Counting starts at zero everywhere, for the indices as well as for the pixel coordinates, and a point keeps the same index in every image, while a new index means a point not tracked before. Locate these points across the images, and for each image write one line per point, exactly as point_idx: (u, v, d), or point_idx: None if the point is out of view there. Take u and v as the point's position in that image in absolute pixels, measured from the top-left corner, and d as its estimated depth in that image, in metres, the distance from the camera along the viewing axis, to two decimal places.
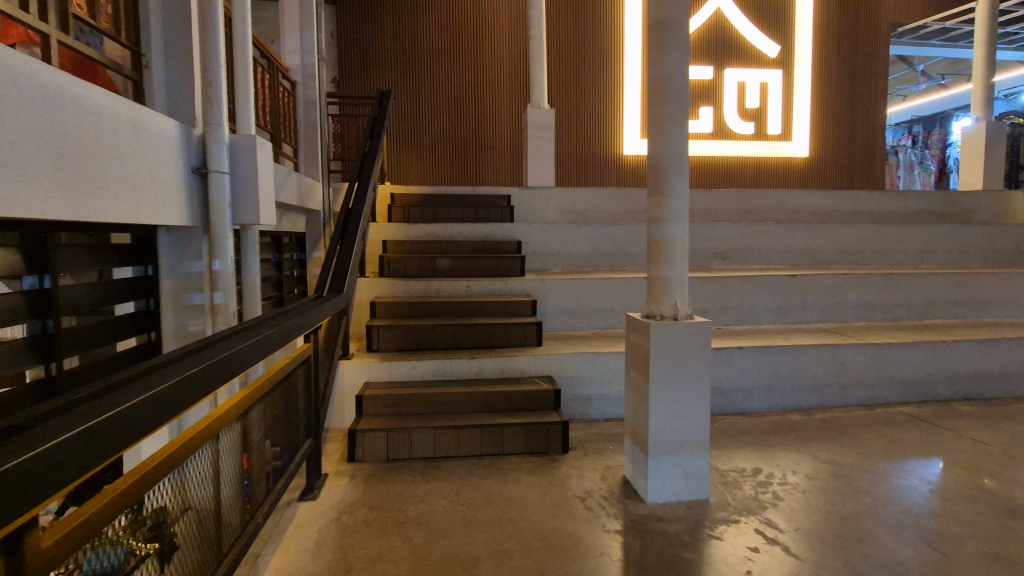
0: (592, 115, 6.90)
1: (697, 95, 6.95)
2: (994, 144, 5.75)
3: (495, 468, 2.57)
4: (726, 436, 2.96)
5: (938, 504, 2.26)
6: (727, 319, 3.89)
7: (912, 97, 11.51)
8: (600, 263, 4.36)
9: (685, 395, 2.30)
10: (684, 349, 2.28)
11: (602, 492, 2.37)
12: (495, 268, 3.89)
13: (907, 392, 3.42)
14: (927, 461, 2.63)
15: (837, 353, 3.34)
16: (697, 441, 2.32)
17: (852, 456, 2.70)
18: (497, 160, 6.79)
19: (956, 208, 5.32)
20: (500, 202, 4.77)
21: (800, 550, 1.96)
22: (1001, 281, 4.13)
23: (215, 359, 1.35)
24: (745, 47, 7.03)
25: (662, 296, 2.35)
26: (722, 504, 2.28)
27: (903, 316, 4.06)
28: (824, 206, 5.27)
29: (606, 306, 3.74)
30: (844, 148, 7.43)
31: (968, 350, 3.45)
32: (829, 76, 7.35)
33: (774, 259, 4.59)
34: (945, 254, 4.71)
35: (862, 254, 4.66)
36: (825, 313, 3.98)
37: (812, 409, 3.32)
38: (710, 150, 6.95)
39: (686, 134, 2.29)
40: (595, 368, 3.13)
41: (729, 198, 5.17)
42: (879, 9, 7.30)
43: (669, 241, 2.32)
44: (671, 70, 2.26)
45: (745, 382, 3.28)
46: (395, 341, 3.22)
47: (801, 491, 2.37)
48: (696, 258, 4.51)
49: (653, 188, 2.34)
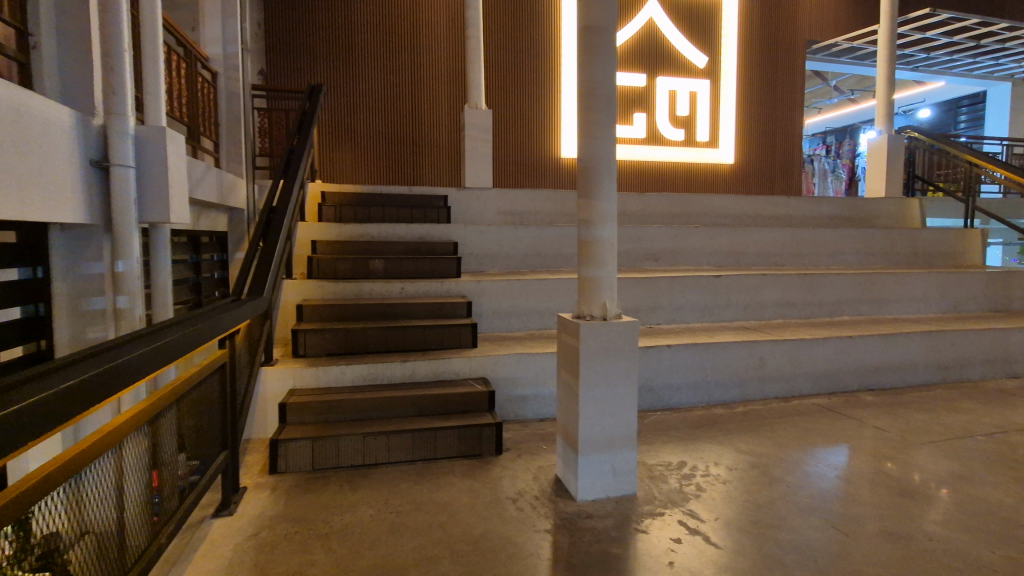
0: (530, 117, 6.95)
1: (632, 101, 7.17)
2: (894, 155, 6.29)
3: (427, 472, 2.53)
4: (654, 431, 3.06)
5: (844, 488, 2.43)
6: (657, 318, 4.02)
7: (826, 109, 12.40)
8: (537, 264, 4.40)
9: (614, 394, 2.36)
10: (613, 348, 2.33)
11: (533, 492, 2.38)
12: (430, 269, 3.84)
13: (819, 384, 3.67)
14: (835, 449, 2.83)
15: (758, 349, 3.53)
16: (625, 438, 2.38)
17: (769, 447, 2.86)
18: (436, 160, 6.71)
19: (863, 213, 5.76)
20: (437, 202, 4.72)
21: (719, 539, 2.05)
22: (899, 280, 4.52)
23: (116, 363, 1.24)
24: (676, 56, 7.32)
25: (592, 296, 2.38)
26: (649, 498, 2.35)
27: (816, 313, 4.36)
28: (747, 210, 5.58)
29: (542, 306, 3.78)
30: (766, 156, 7.89)
31: (871, 344, 3.74)
32: (752, 87, 7.79)
33: (702, 260, 4.80)
34: (853, 255, 5.11)
35: (780, 255, 4.96)
36: (747, 311, 4.20)
37: (734, 403, 3.49)
38: (644, 155, 7.18)
39: (614, 138, 2.35)
40: (530, 369, 3.15)
41: (660, 201, 5.36)
42: (796, 27, 7.82)
43: (597, 243, 2.36)
44: (600, 75, 2.31)
45: (673, 379, 3.40)
46: (323, 345, 3.10)
47: (722, 481, 2.49)
48: (629, 260, 4.64)
49: (583, 190, 2.38)
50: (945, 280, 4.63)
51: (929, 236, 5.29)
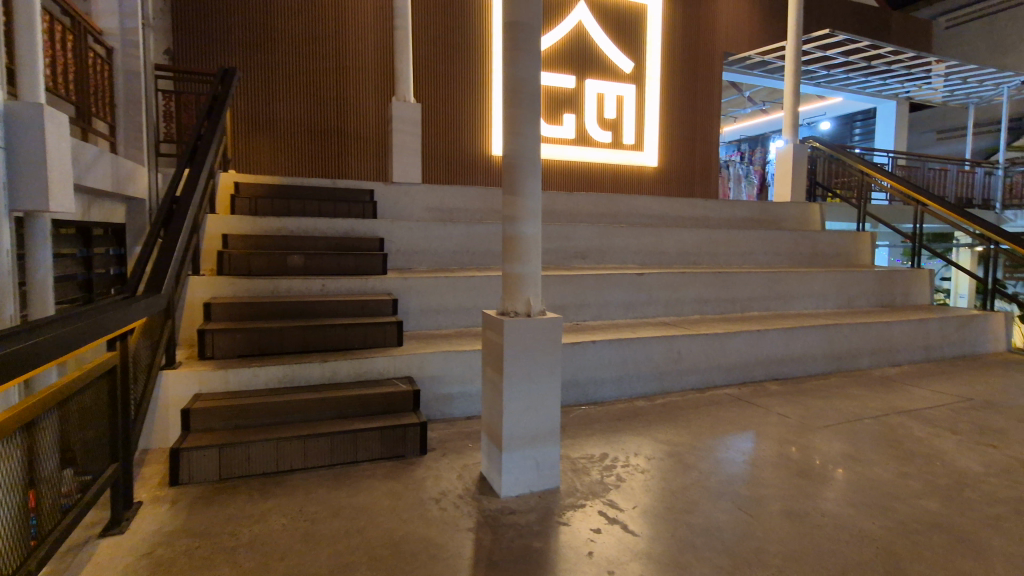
0: (461, 113, 6.89)
1: (561, 102, 7.29)
2: (798, 162, 6.81)
3: (347, 476, 2.43)
4: (579, 425, 3.13)
5: (750, 471, 2.60)
6: (584, 315, 4.11)
7: (741, 119, 13.25)
8: (465, 261, 4.37)
9: (537, 389, 2.37)
10: (536, 344, 2.35)
11: (457, 491, 2.35)
12: (354, 265, 3.71)
13: (731, 376, 3.91)
14: (743, 436, 3.01)
15: (676, 343, 3.69)
16: (548, 433, 2.41)
17: (685, 436, 3.00)
18: (363, 153, 6.49)
19: (771, 216, 6.19)
20: (363, 196, 4.58)
21: (635, 527, 2.11)
22: (801, 278, 4.90)
23: None
24: (603, 60, 7.52)
25: (516, 293, 2.38)
26: (571, 491, 2.39)
27: (729, 309, 4.63)
28: (668, 211, 5.84)
29: (469, 304, 3.75)
30: (686, 159, 8.30)
31: (777, 337, 4.03)
32: (674, 94, 8.16)
33: (627, 258, 4.96)
34: (762, 255, 5.47)
35: (698, 254, 5.23)
36: (667, 308, 4.39)
37: (654, 396, 3.64)
38: (573, 156, 7.32)
39: (539, 135, 2.35)
40: (456, 367, 3.11)
41: (587, 201, 5.49)
42: (714, 39, 8.27)
43: (522, 240, 2.37)
44: (525, 72, 2.31)
45: (598, 374, 3.49)
46: (233, 346, 2.91)
47: (641, 471, 2.57)
48: (557, 258, 4.70)
49: (508, 187, 2.37)
50: (840, 278, 5.08)
51: (827, 238, 5.78)
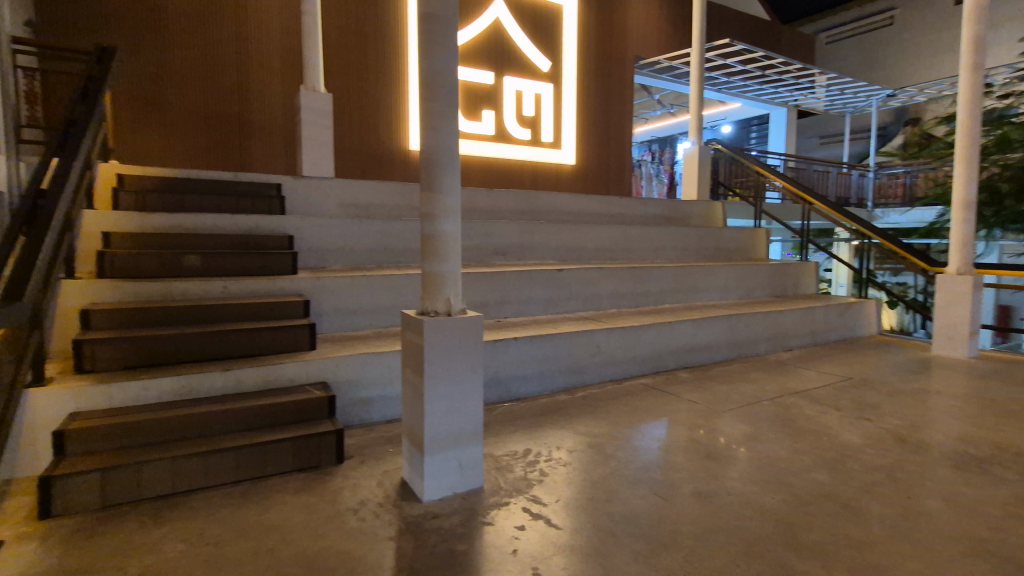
0: (377, 105, 6.67)
1: (479, 98, 7.22)
2: (703, 163, 7.25)
3: (254, 493, 2.26)
4: (502, 422, 3.13)
5: (664, 457, 2.73)
6: (505, 312, 4.12)
7: (651, 121, 13.91)
8: (383, 259, 4.23)
9: (459, 390, 2.33)
10: (458, 343, 2.31)
11: (377, 499, 2.26)
12: (260, 265, 3.47)
13: (645, 366, 4.09)
14: (657, 423, 3.16)
15: (594, 337, 3.79)
16: (471, 433, 2.38)
17: (604, 427, 3.10)
18: (269, 145, 6.08)
19: (680, 214, 6.55)
20: (269, 191, 4.29)
21: (558, 520, 2.14)
22: (707, 272, 5.23)
23: None
24: (521, 57, 7.56)
25: (436, 292, 2.32)
26: (495, 489, 2.38)
27: (642, 302, 4.84)
28: (585, 208, 6.00)
29: (388, 303, 3.63)
30: (602, 158, 8.58)
31: (687, 328, 4.27)
32: (590, 94, 8.40)
33: (547, 255, 5.04)
34: (673, 250, 5.77)
35: (614, 249, 5.42)
36: (586, 302, 4.51)
37: (574, 389, 3.73)
38: (493, 152, 7.29)
39: (456, 131, 2.30)
40: (374, 370, 2.99)
41: (507, 198, 5.51)
42: (625, 43, 8.63)
43: (441, 238, 2.31)
44: (442, 66, 2.25)
45: (520, 370, 3.50)
46: (118, 357, 2.60)
47: (563, 464, 2.62)
48: (478, 255, 4.68)
49: (425, 183, 2.31)
50: (741, 271, 5.48)
51: (729, 234, 6.21)
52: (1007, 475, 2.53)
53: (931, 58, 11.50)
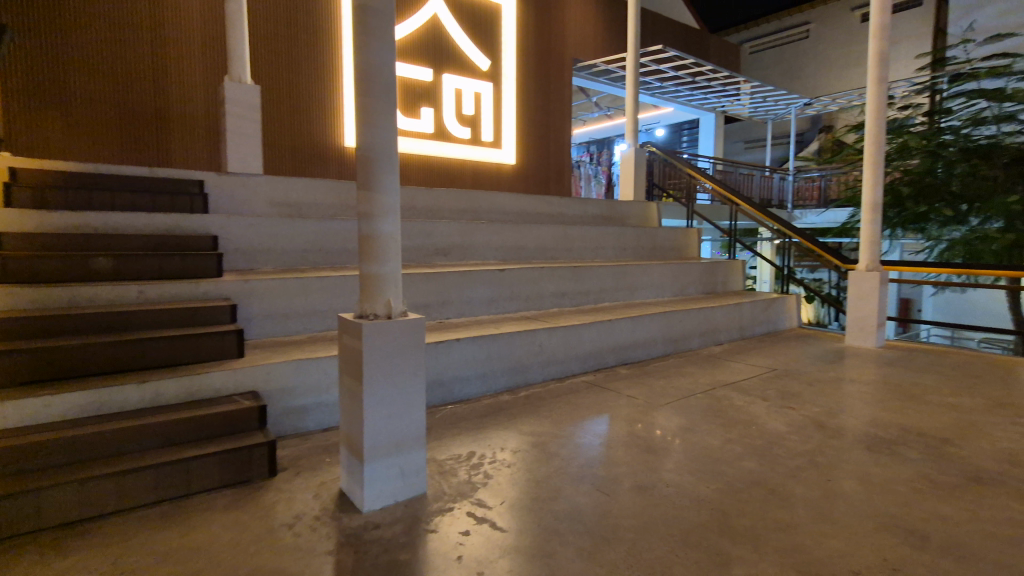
0: (309, 99, 6.39)
1: (417, 95, 7.08)
2: (639, 165, 7.48)
3: (175, 515, 2.09)
4: (445, 425, 3.08)
5: (606, 452, 2.78)
6: (447, 313, 4.06)
7: (589, 123, 14.19)
8: (317, 261, 4.05)
9: (400, 395, 2.27)
10: (399, 347, 2.24)
11: (313, 513, 2.16)
12: (182, 267, 3.24)
13: (587, 363, 4.16)
14: (599, 420, 3.21)
15: (537, 336, 3.81)
16: (413, 439, 2.32)
17: (547, 425, 3.12)
18: (190, 140, 5.69)
19: (618, 214, 6.72)
20: (191, 188, 4.01)
21: (504, 522, 2.12)
22: (645, 270, 5.39)
23: None
24: (460, 55, 7.48)
25: (375, 294, 2.24)
26: (438, 495, 2.33)
27: (583, 301, 4.93)
28: (526, 208, 6.02)
29: (323, 306, 3.49)
30: (542, 159, 8.67)
31: (626, 325, 4.38)
32: (529, 95, 8.46)
33: (488, 255, 5.02)
34: (611, 250, 5.91)
35: (555, 249, 5.48)
36: (528, 302, 4.53)
37: (517, 389, 3.73)
38: (432, 150, 7.18)
39: (395, 128, 2.23)
40: (310, 376, 2.86)
41: (447, 197, 5.44)
42: (563, 46, 8.77)
43: (379, 238, 2.23)
44: (379, 59, 2.17)
45: (463, 372, 3.47)
46: (12, 371, 2.32)
47: (508, 465, 2.61)
48: (418, 255, 4.58)
49: (362, 182, 2.22)
50: (674, 270, 5.70)
51: (663, 234, 6.44)
52: (912, 454, 2.77)
53: (841, 71, 12.47)
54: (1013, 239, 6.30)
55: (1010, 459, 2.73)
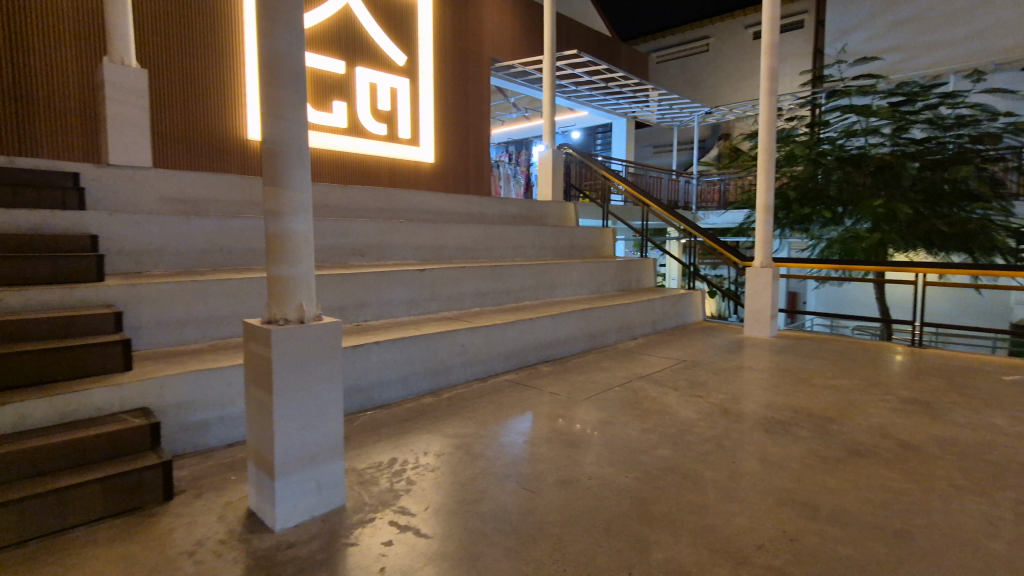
0: (207, 86, 5.89)
1: (329, 87, 6.75)
2: (556, 166, 7.64)
3: (47, 554, 1.83)
4: (364, 432, 2.96)
5: (529, 449, 2.81)
6: (364, 315, 3.90)
7: (506, 123, 14.31)
8: (218, 262, 3.75)
9: (315, 404, 2.14)
10: (313, 352, 2.11)
11: (219, 536, 1.98)
12: (53, 271, 2.86)
13: (509, 362, 4.18)
14: (523, 417, 3.24)
15: (459, 337, 3.77)
16: (330, 449, 2.20)
17: (471, 426, 3.09)
18: (61, 126, 5.04)
19: (536, 213, 6.82)
20: (63, 182, 3.54)
21: (429, 529, 2.07)
22: (563, 269, 5.52)
23: None
24: (374, 49, 7.23)
25: (285, 298, 2.10)
26: (358, 506, 2.23)
27: (504, 300, 4.95)
28: (446, 207, 5.95)
29: (226, 311, 3.23)
30: (461, 157, 8.61)
31: (546, 323, 4.46)
32: (447, 92, 8.37)
33: (407, 255, 4.90)
34: (531, 249, 5.99)
35: (475, 249, 5.46)
36: (450, 302, 4.48)
37: (439, 391, 3.67)
38: (345, 146, 6.88)
39: (305, 121, 2.10)
40: (211, 388, 2.63)
41: (363, 194, 5.24)
42: (480, 46, 8.80)
43: (290, 237, 2.08)
44: (286, 47, 2.03)
45: (382, 375, 3.35)
46: None
47: (431, 469, 2.55)
48: (333, 256, 4.37)
49: (268, 177, 2.06)
50: (591, 268, 5.89)
51: (581, 233, 6.64)
52: (802, 433, 3.05)
53: (736, 83, 13.56)
54: (879, 237, 7.13)
55: (881, 431, 3.09)
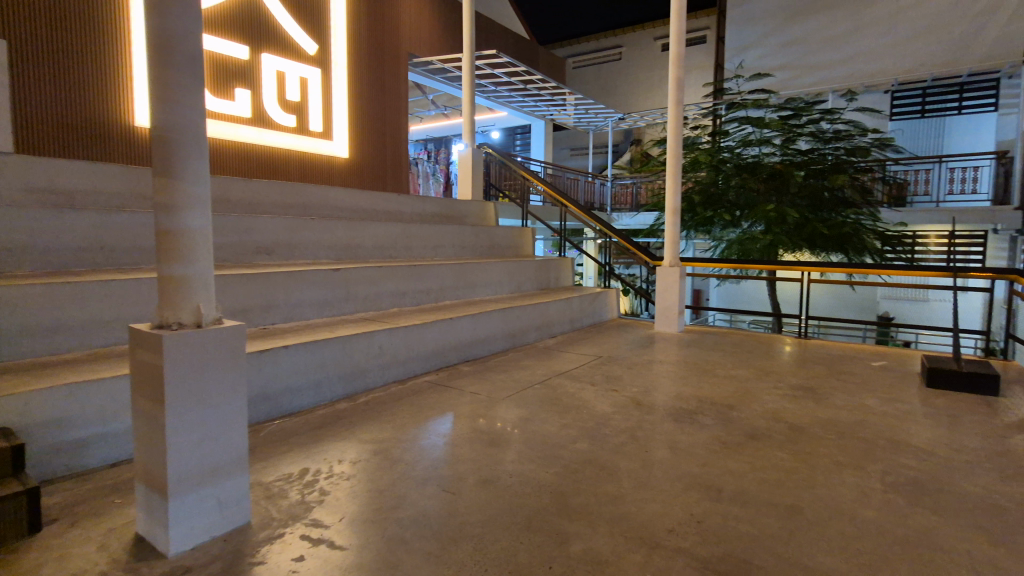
0: (84, 65, 5.25)
1: (231, 74, 6.27)
2: (476, 165, 7.63)
3: None
4: (271, 443, 2.78)
5: (449, 451, 2.77)
6: (272, 318, 3.67)
7: (425, 121, 14.08)
8: (98, 261, 3.35)
9: (216, 415, 1.97)
10: (213, 359, 1.94)
11: (99, 567, 1.77)
12: None
13: (429, 363, 4.11)
14: (443, 419, 3.20)
15: (376, 339, 3.66)
16: (233, 463, 2.04)
17: (389, 430, 3.00)
18: None
19: (456, 212, 6.77)
20: None
21: (344, 540, 1.98)
22: (483, 268, 5.53)
23: None
24: (283, 35, 6.81)
25: (179, 300, 1.91)
26: (266, 522, 2.09)
27: (423, 300, 4.86)
28: (363, 204, 5.73)
29: (108, 316, 2.90)
30: (377, 153, 8.36)
31: (467, 323, 4.43)
32: (363, 86, 8.09)
33: (320, 253, 4.67)
34: (450, 248, 5.93)
35: (393, 247, 5.32)
36: (366, 303, 4.33)
37: (355, 395, 3.54)
38: (249, 137, 6.45)
39: (203, 108, 1.93)
40: (89, 403, 2.34)
41: (269, 189, 4.92)
42: (397, 41, 8.61)
43: (184, 234, 1.90)
44: (182, 27, 1.85)
45: (292, 382, 3.17)
46: None
47: (346, 478, 2.45)
48: (236, 254, 4.08)
49: (159, 168, 1.86)
50: (511, 267, 5.94)
51: (500, 233, 6.68)
52: (707, 421, 3.28)
53: (647, 92, 14.31)
54: (771, 238, 7.81)
55: (774, 416, 3.39)
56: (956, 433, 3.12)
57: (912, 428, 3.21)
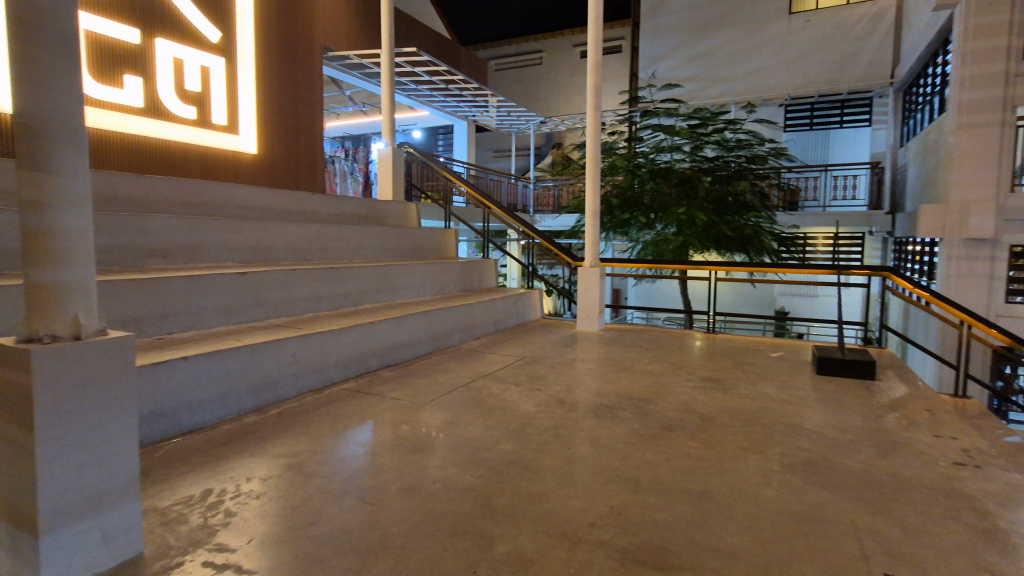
0: None
1: (118, 59, 5.67)
2: (397, 164, 7.45)
3: None
4: (169, 464, 2.54)
5: (370, 460, 2.68)
6: (168, 327, 3.36)
7: (342, 117, 13.58)
8: None
9: (99, 437, 1.76)
10: (95, 374, 1.73)
11: None
12: None
13: (347, 369, 3.95)
14: (363, 427, 3.08)
15: (288, 347, 3.45)
16: (124, 488, 1.84)
17: (304, 442, 2.84)
18: None
19: (376, 213, 6.57)
20: None
21: (253, 563, 1.85)
22: (405, 271, 5.40)
23: None
24: (180, 20, 6.26)
25: (52, 311, 1.69)
26: (161, 552, 1.90)
27: (341, 304, 4.68)
28: (274, 204, 5.41)
29: None
30: (290, 151, 7.95)
31: (387, 327, 4.31)
32: (274, 79, 7.66)
33: (225, 256, 4.35)
34: (370, 249, 5.74)
35: (308, 249, 5.07)
36: (278, 308, 4.08)
37: (266, 407, 3.33)
38: (142, 130, 5.88)
39: (80, 93, 1.72)
40: None
41: (164, 186, 4.51)
42: (310, 33, 8.24)
43: (59, 235, 1.69)
44: (53, 4, 1.64)
45: (194, 396, 2.92)
46: None
47: (256, 496, 2.29)
48: (125, 257, 3.71)
49: (25, 160, 1.64)
50: (433, 269, 5.86)
51: (422, 234, 6.57)
52: (625, 415, 3.40)
53: (567, 97, 14.70)
54: (682, 240, 8.25)
55: (686, 407, 3.58)
56: (842, 416, 3.46)
57: (805, 412, 3.51)
